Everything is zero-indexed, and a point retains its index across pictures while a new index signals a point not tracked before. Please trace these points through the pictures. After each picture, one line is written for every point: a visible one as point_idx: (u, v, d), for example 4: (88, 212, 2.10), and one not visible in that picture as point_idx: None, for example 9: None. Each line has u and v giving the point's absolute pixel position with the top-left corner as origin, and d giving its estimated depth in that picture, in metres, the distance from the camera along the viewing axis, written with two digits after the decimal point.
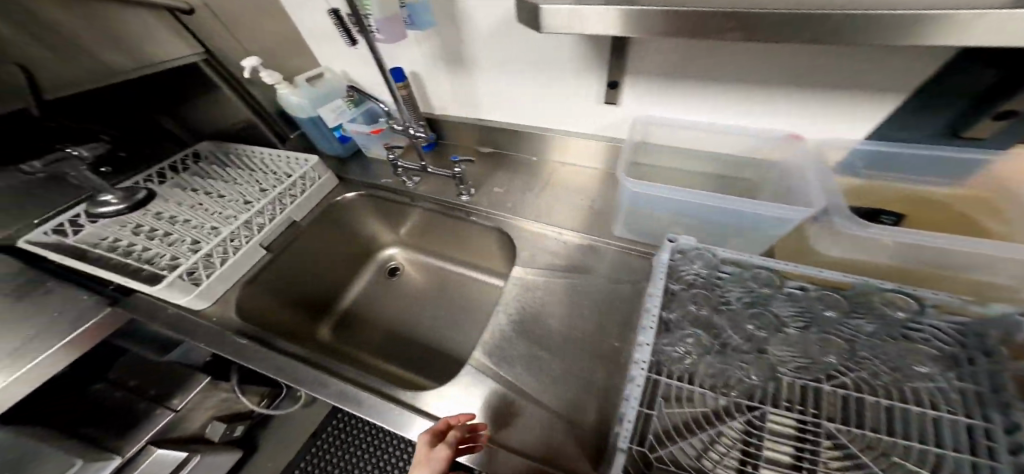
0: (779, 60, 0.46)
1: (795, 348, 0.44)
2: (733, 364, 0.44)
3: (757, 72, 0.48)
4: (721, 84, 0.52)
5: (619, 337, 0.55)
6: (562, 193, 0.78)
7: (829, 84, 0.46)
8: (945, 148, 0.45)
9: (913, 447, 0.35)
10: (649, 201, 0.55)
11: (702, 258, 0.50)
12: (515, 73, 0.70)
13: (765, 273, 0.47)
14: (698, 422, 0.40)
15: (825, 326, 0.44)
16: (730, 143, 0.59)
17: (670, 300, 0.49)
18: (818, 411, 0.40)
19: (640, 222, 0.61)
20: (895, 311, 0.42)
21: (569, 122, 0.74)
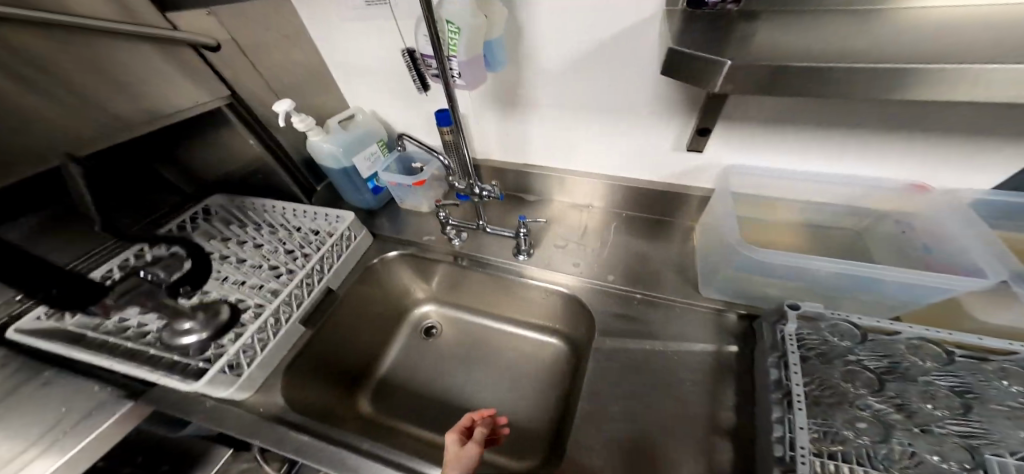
0: (906, 117, 0.48)
1: (966, 421, 0.36)
2: (896, 441, 0.35)
3: (878, 128, 0.51)
4: (819, 139, 0.55)
5: (740, 415, 0.48)
6: (624, 243, 0.79)
7: (959, 138, 0.48)
8: None
9: None
10: (770, 269, 0.52)
11: (837, 331, 0.43)
12: (588, 121, 0.71)
13: (914, 340, 0.40)
14: None
15: (991, 392, 0.36)
16: (839, 192, 0.60)
17: (802, 366, 0.41)
18: None
19: (748, 288, 0.57)
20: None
21: (638, 170, 0.76)
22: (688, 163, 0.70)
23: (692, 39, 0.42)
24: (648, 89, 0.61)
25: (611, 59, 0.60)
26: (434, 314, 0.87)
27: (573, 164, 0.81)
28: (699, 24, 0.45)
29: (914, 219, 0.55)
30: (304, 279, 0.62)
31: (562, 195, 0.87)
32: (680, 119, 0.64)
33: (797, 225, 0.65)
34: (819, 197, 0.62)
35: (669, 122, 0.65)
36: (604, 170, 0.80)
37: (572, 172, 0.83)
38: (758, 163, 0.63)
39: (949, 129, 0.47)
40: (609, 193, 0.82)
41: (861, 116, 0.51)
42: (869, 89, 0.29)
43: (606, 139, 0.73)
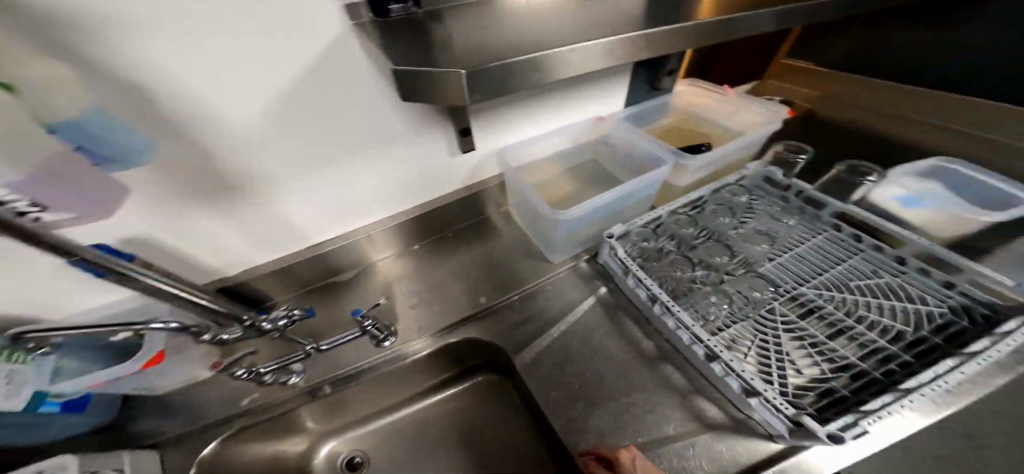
0: (561, 84, 0.69)
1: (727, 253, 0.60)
2: (729, 291, 0.54)
3: (555, 89, 0.69)
4: (539, 106, 0.70)
5: (645, 333, 0.60)
6: (473, 255, 0.77)
7: (590, 83, 0.72)
8: (659, 98, 0.82)
9: (840, 268, 0.54)
10: (578, 220, 0.65)
11: (640, 236, 0.61)
12: (344, 172, 0.58)
13: (674, 219, 0.63)
14: (769, 349, 0.46)
15: (721, 228, 0.63)
16: (568, 139, 0.78)
17: (652, 275, 0.57)
18: (793, 283, 0.54)
19: (575, 236, 0.70)
20: (737, 199, 0.66)
21: (436, 188, 0.71)
22: (470, 164, 0.72)
23: (401, 51, 0.38)
24: (392, 116, 0.55)
25: (322, 89, 0.46)
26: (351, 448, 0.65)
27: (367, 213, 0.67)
28: (398, 36, 0.41)
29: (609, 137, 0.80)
30: None
31: (379, 252, 0.73)
32: (439, 128, 0.62)
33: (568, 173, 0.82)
34: (562, 148, 0.79)
35: (435, 135, 0.63)
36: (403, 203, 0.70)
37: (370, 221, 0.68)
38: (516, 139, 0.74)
39: (591, 79, 0.71)
40: (425, 224, 0.74)
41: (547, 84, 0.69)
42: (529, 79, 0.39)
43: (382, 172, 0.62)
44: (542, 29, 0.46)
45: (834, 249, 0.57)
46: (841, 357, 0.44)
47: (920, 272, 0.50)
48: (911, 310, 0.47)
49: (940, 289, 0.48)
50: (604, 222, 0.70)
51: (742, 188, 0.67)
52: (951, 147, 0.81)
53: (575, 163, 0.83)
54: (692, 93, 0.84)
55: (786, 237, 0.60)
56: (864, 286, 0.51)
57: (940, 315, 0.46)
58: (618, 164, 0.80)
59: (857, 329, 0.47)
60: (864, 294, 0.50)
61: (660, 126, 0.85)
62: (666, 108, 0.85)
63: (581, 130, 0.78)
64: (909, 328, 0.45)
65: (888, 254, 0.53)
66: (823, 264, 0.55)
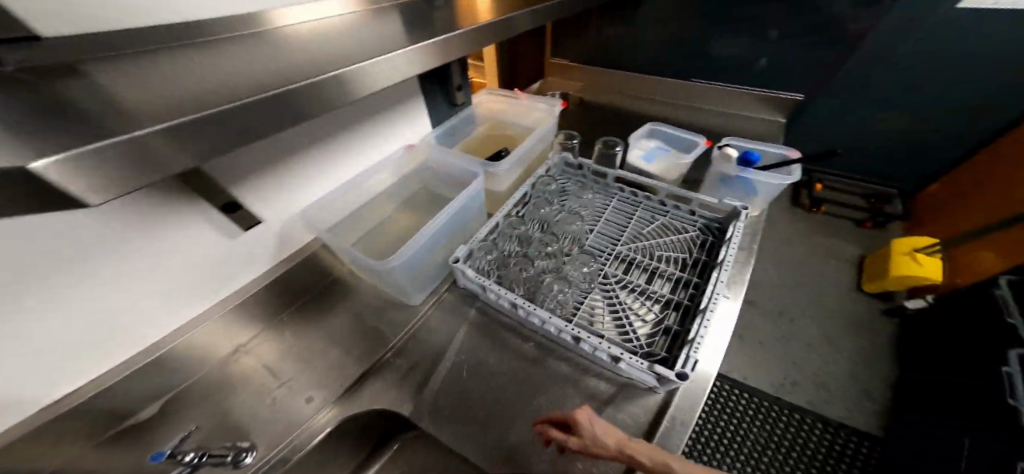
0: (342, 121, 0.61)
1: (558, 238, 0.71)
2: (570, 275, 0.65)
3: (336, 130, 0.61)
4: (325, 152, 0.62)
5: (526, 333, 0.64)
6: (334, 320, 0.67)
7: (381, 112, 0.66)
8: (460, 113, 0.80)
9: (635, 222, 0.71)
10: (412, 257, 0.61)
11: (481, 247, 0.65)
12: (77, 292, 0.43)
13: (506, 226, 0.69)
14: (620, 314, 0.58)
15: (545, 217, 0.72)
16: (383, 176, 0.71)
17: (505, 287, 0.64)
18: (612, 247, 0.68)
19: (422, 274, 0.67)
20: (549, 187, 0.76)
21: (232, 276, 0.58)
22: (269, 235, 0.61)
23: (65, 109, 0.26)
24: (112, 213, 0.42)
25: None
26: None
27: (124, 344, 0.50)
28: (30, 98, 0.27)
29: (428, 163, 0.76)
30: None
31: (202, 362, 0.58)
32: (194, 212, 0.50)
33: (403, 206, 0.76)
34: (384, 187, 0.72)
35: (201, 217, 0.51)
36: (187, 308, 0.55)
37: (141, 349, 0.52)
38: (321, 191, 0.66)
39: (372, 106, 0.64)
40: (237, 318, 0.60)
41: (327, 126, 0.60)
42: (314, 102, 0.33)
43: (112, 290, 0.46)
44: (270, 65, 0.37)
45: (627, 207, 0.73)
46: (662, 298, 0.60)
47: (676, 208, 0.71)
48: (681, 240, 0.67)
49: (689, 217, 0.69)
50: (449, 245, 0.70)
51: (551, 177, 0.77)
52: (663, 111, 1.18)
53: (404, 199, 0.76)
54: (489, 101, 0.88)
55: (591, 208, 0.74)
56: (652, 231, 0.69)
57: (696, 238, 0.67)
58: (443, 185, 0.76)
59: (661, 268, 0.64)
60: (654, 238, 0.68)
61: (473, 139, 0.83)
62: (472, 119, 0.84)
63: (396, 164, 0.72)
64: (687, 256, 0.64)
65: (653, 200, 0.72)
66: (623, 223, 0.71)
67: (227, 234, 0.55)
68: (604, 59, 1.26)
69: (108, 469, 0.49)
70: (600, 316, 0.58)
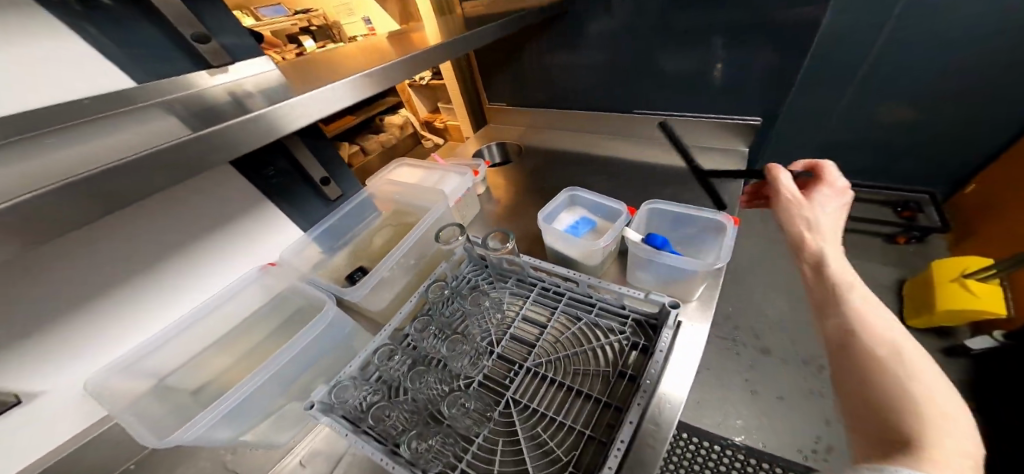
0: (143, 245, 0.50)
1: (460, 349, 0.58)
2: (462, 403, 0.52)
3: (141, 258, 0.50)
4: (109, 300, 0.49)
5: None
6: None
7: (209, 226, 0.56)
8: (341, 210, 0.70)
9: (552, 323, 0.57)
10: (246, 411, 0.50)
11: (344, 387, 0.51)
12: None
13: (390, 343, 0.56)
14: (518, 457, 0.45)
15: (443, 325, 0.60)
16: (234, 305, 0.61)
17: (375, 433, 0.48)
18: (518, 359, 0.55)
19: (280, 421, 0.56)
20: (449, 291, 0.62)
21: (23, 446, 0.47)
22: (61, 401, 0.49)
23: None
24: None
25: None
26: None
27: None
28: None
29: (290, 279, 0.63)
30: None
31: None
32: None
33: (271, 332, 0.61)
34: (237, 319, 0.61)
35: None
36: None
37: None
38: (139, 333, 0.54)
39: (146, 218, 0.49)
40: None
41: (125, 259, 0.49)
42: (262, 132, 0.37)
43: None
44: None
45: (545, 303, 0.60)
46: (575, 427, 0.46)
47: (604, 298, 0.56)
48: (604, 345, 0.53)
49: (618, 311, 0.55)
50: (313, 379, 0.58)
51: (453, 275, 0.64)
52: (618, 149, 1.05)
53: (280, 319, 0.63)
54: (381, 183, 0.76)
55: (501, 307, 0.61)
56: (571, 334, 0.56)
57: (625, 341, 0.52)
58: (306, 303, 0.62)
59: (579, 385, 0.50)
60: (575, 344, 0.54)
61: (363, 235, 0.72)
62: (363, 208, 0.73)
63: (250, 290, 0.62)
64: (609, 368, 0.50)
65: (576, 291, 0.58)
66: (536, 325, 0.58)
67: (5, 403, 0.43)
68: (546, 95, 1.15)
69: None
70: (494, 466, 0.45)
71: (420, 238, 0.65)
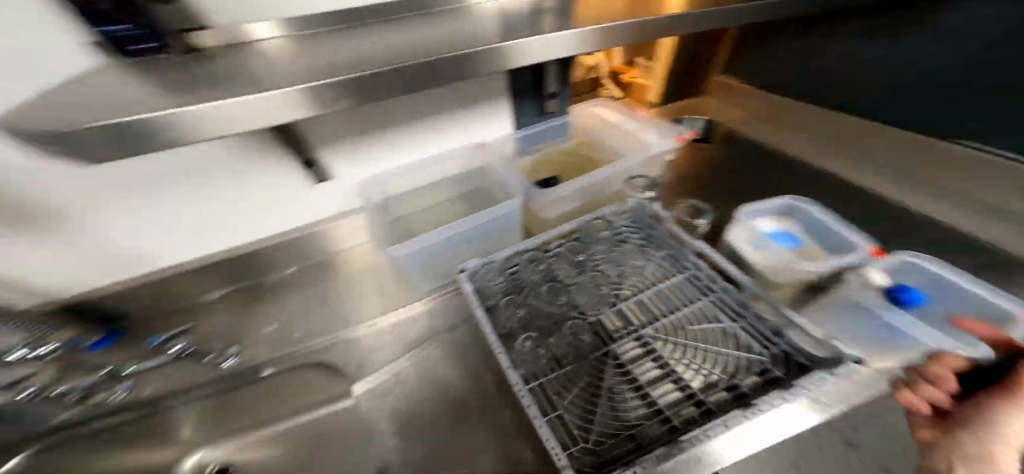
0: (432, 106, 0.67)
1: (585, 291, 0.61)
2: (572, 331, 0.55)
3: (425, 112, 0.68)
4: (383, 141, 0.68)
5: (490, 367, 0.60)
6: (348, 286, 0.75)
7: (467, 106, 0.71)
8: (547, 122, 0.76)
9: (686, 312, 0.54)
10: (431, 246, 0.65)
11: (491, 268, 0.59)
12: (181, 195, 0.59)
13: (535, 253, 0.62)
14: (591, 395, 0.47)
15: (583, 262, 0.63)
16: (445, 168, 0.73)
17: (495, 314, 0.54)
18: (637, 325, 0.55)
19: (439, 266, 0.70)
20: (604, 233, 0.65)
21: (296, 214, 0.72)
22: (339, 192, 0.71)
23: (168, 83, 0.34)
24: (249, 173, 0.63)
25: None
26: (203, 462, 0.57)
27: (232, 239, 0.69)
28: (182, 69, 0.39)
29: (490, 167, 0.73)
30: None
31: (272, 268, 0.75)
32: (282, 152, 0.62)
33: (455, 200, 0.75)
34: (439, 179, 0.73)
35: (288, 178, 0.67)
36: (256, 233, 0.70)
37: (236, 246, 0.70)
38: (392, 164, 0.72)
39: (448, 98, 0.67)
40: (277, 255, 0.74)
41: (415, 107, 0.66)
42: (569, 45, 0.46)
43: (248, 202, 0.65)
44: (289, 64, 0.39)
45: (688, 292, 0.56)
46: (656, 404, 0.45)
47: (758, 314, 0.49)
48: (729, 357, 0.47)
49: (769, 334, 0.47)
50: (475, 249, 0.70)
51: (613, 223, 0.65)
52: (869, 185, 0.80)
53: (465, 191, 0.76)
54: (585, 112, 0.77)
55: (643, 274, 0.60)
56: (699, 331, 0.51)
57: (755, 363, 0.45)
58: (491, 188, 0.74)
59: (682, 377, 0.47)
60: (699, 341, 0.50)
61: (553, 152, 0.77)
62: (562, 130, 0.77)
63: (463, 160, 0.73)
64: (721, 375, 0.45)
65: (732, 296, 0.53)
66: (668, 309, 0.56)
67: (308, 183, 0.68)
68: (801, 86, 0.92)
69: (199, 312, 0.69)
70: (567, 393, 0.47)
71: (605, 179, 0.67)
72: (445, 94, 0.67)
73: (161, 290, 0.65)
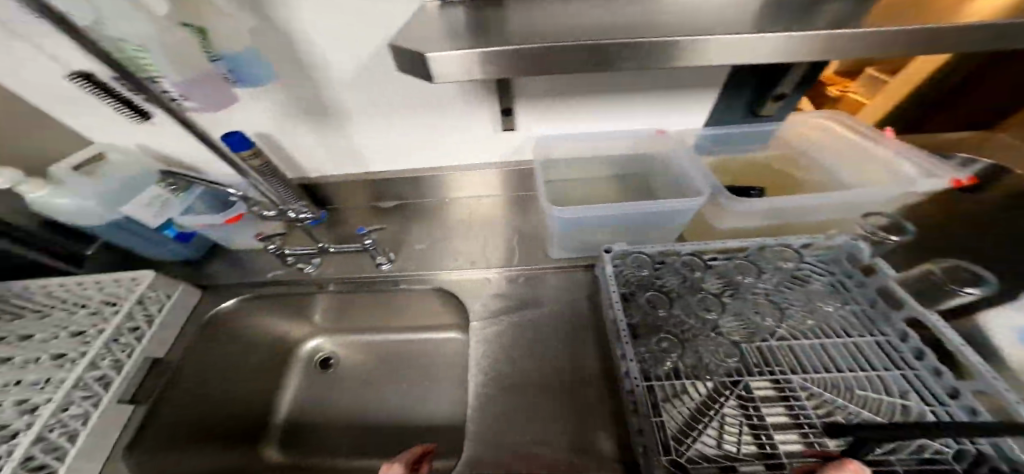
0: (644, 80, 0.56)
1: (731, 310, 0.52)
2: (710, 346, 0.49)
3: (632, 86, 0.57)
4: (587, 97, 0.59)
5: (595, 353, 0.59)
6: (481, 232, 0.77)
7: (681, 88, 0.57)
8: (749, 125, 0.62)
9: (860, 375, 0.43)
10: (579, 221, 0.59)
11: (639, 262, 0.55)
12: (386, 117, 0.62)
13: (695, 258, 0.55)
14: (702, 412, 0.43)
15: (744, 285, 0.53)
16: (613, 145, 0.66)
17: (626, 303, 0.52)
18: (785, 366, 0.46)
19: (572, 240, 0.65)
20: (786, 263, 0.53)
21: (459, 154, 0.71)
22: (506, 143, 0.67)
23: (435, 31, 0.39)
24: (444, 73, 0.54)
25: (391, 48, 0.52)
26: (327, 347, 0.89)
27: (405, 163, 0.73)
28: (444, 21, 0.43)
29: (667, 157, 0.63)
30: (107, 351, 0.53)
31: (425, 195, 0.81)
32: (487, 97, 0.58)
33: (610, 179, 0.69)
34: (604, 154, 0.67)
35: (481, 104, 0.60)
36: (425, 164, 0.73)
37: (404, 170, 0.75)
38: (568, 129, 0.65)
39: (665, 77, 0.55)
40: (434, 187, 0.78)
41: (624, 76, 0.56)
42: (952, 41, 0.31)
43: (431, 139, 0.66)
44: (531, 28, 0.41)
45: (873, 357, 0.44)
46: (771, 446, 0.40)
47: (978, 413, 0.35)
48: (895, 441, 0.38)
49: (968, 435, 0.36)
50: (615, 236, 0.62)
51: (802, 256, 0.54)
52: None
53: (624, 173, 0.69)
54: (804, 121, 0.61)
55: (817, 321, 0.49)
56: (865, 400, 0.42)
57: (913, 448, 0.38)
58: (656, 179, 0.66)
59: (822, 438, 0.40)
60: (860, 411, 0.41)
61: (745, 157, 0.64)
62: (763, 136, 0.63)
63: (633, 141, 0.66)
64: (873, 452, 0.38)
65: (940, 381, 0.39)
66: (836, 367, 0.45)
67: (492, 129, 0.64)
68: None
69: (369, 213, 0.81)
70: (677, 401, 0.44)
71: (817, 204, 0.52)
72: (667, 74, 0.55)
73: (342, 190, 0.76)
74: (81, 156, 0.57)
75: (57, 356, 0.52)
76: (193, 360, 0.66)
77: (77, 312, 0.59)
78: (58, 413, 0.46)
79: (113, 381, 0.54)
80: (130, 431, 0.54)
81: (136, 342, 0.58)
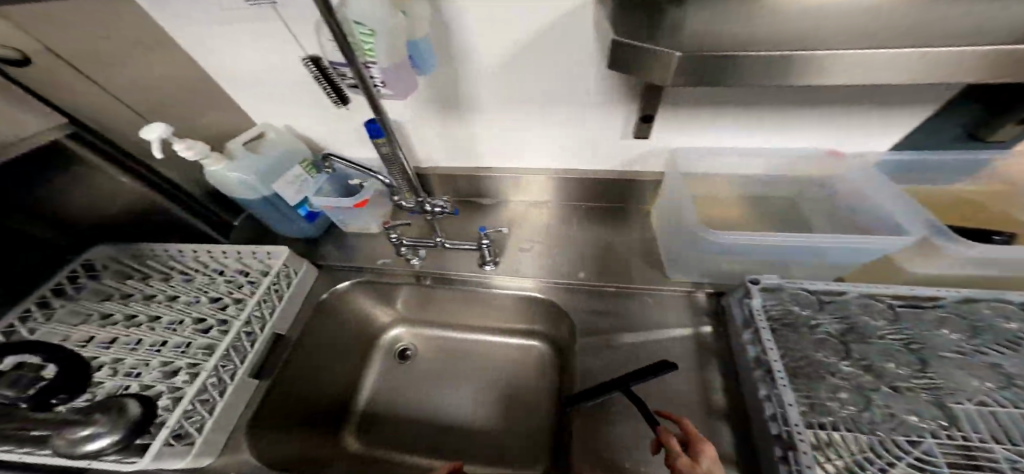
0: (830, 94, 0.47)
1: (915, 362, 0.43)
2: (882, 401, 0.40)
3: (812, 98, 0.48)
4: (747, 109, 0.51)
5: (722, 390, 0.52)
6: (587, 242, 0.73)
7: (879, 103, 0.48)
8: (970, 151, 0.52)
9: None
10: (728, 249, 0.51)
11: (796, 299, 0.50)
12: (514, 112, 0.59)
13: (869, 298, 0.48)
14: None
15: (937, 340, 0.44)
16: (760, 164, 0.58)
17: (778, 340, 0.47)
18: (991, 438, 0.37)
19: (704, 267, 0.57)
20: (1006, 321, 0.44)
21: (573, 157, 0.67)
22: (632, 151, 0.61)
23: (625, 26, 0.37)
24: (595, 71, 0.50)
25: (542, 53, 0.49)
26: (406, 337, 0.92)
27: (515, 161, 0.70)
28: (624, 9, 0.39)
29: (838, 182, 0.56)
30: (247, 324, 0.59)
31: (522, 195, 0.78)
32: (629, 102, 0.52)
33: (746, 198, 0.62)
34: (746, 169, 0.59)
35: (616, 106, 0.54)
36: (536, 165, 0.71)
37: (512, 169, 0.72)
38: (707, 142, 0.57)
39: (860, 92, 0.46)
40: (539, 188, 0.75)
41: (804, 89, 0.48)
42: None
43: (550, 138, 0.63)
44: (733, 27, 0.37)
45: None
46: None
47: None
48: None
49: None
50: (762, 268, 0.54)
51: None
52: None
53: (768, 195, 0.61)
54: None
55: None
56: None
57: None
58: (811, 206, 0.59)
59: None
60: None
61: (940, 188, 0.56)
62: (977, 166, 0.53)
63: (787, 161, 0.57)
64: None
65: None
66: None
67: (621, 132, 0.57)
68: None
69: (471, 208, 0.81)
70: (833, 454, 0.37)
71: None
72: (862, 89, 0.46)
73: (449, 184, 0.77)
74: (248, 134, 0.64)
75: (198, 320, 0.61)
76: (309, 334, 0.71)
77: (223, 278, 0.68)
78: (204, 381, 0.51)
79: (246, 354, 0.58)
80: (252, 403, 0.58)
81: (269, 316, 0.63)
